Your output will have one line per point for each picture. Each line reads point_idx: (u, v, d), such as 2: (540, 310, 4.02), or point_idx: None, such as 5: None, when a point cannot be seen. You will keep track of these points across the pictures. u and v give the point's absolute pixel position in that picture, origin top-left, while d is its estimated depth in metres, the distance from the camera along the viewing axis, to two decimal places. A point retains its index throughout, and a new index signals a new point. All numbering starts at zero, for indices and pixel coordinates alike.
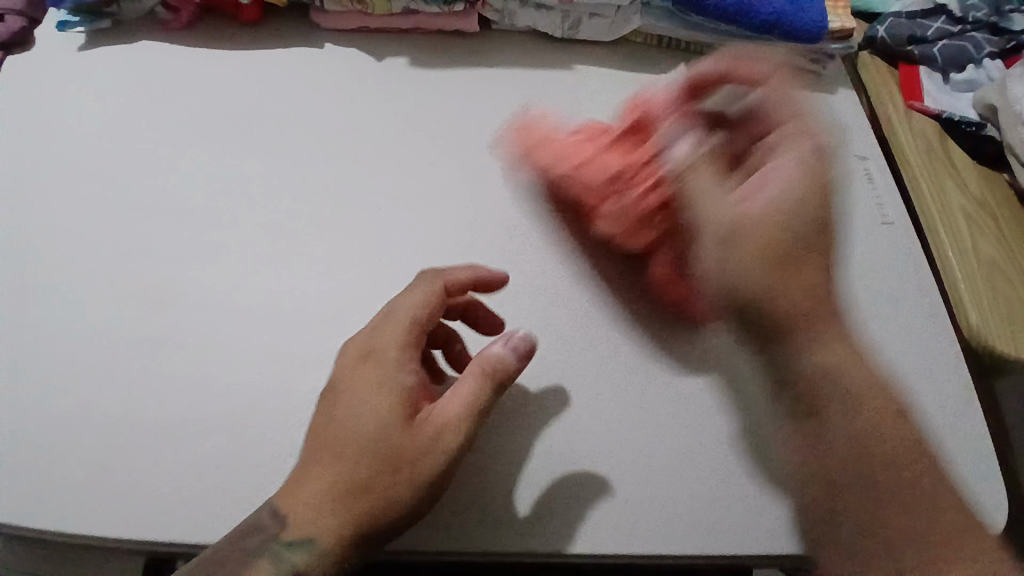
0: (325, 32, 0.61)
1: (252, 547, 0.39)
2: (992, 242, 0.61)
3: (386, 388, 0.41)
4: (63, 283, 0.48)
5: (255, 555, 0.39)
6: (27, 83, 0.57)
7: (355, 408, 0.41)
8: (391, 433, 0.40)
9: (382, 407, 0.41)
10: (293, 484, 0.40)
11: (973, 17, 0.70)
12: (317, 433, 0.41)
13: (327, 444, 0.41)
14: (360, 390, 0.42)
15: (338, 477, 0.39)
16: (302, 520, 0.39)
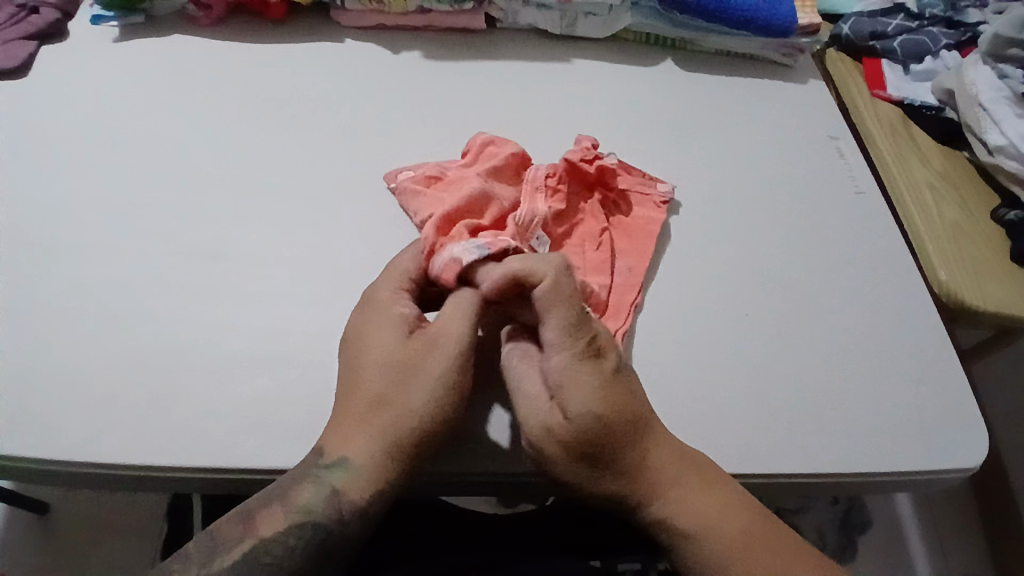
0: (350, 29, 0.69)
1: (294, 475, 0.43)
2: (954, 207, 0.68)
3: (388, 318, 0.46)
4: (118, 241, 0.54)
5: (300, 480, 0.42)
6: (81, 72, 0.64)
7: (366, 339, 0.45)
8: (396, 351, 0.44)
9: (383, 333, 0.45)
10: (327, 421, 0.44)
11: (928, 14, 0.79)
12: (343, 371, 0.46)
13: (347, 375, 0.45)
14: (365, 323, 0.46)
15: (360, 398, 0.43)
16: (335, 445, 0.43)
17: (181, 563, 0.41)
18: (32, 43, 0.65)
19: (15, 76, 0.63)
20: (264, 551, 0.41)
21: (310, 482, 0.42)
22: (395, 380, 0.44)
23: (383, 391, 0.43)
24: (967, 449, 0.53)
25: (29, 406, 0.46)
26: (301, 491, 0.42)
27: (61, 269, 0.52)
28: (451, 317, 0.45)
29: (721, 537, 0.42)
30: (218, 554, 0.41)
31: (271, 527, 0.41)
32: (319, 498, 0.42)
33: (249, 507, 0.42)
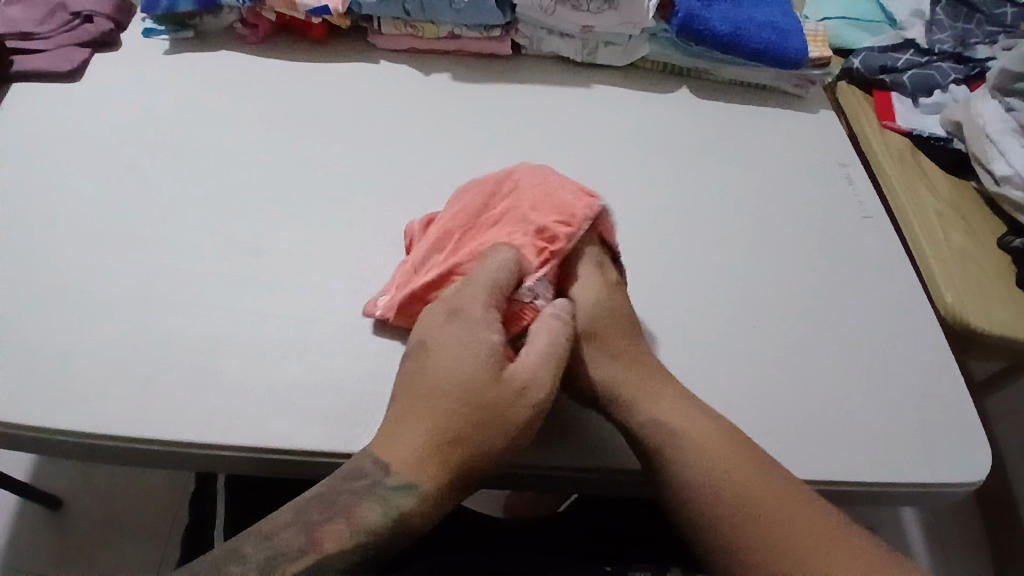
0: (385, 52, 0.74)
1: (361, 490, 0.42)
2: (960, 233, 0.71)
3: (472, 349, 0.44)
4: (160, 236, 0.57)
5: (363, 498, 0.42)
6: (132, 83, 0.69)
7: (442, 364, 0.44)
8: (488, 387, 0.43)
9: (473, 362, 0.44)
10: (394, 435, 0.43)
11: (938, 49, 0.82)
12: (408, 389, 0.45)
13: (426, 395, 0.44)
14: (454, 344, 0.45)
15: (437, 424, 0.43)
16: (410, 472, 0.42)
17: (239, 566, 0.39)
18: (85, 51, 0.70)
19: (66, 81, 0.69)
20: (328, 565, 0.40)
21: (380, 500, 0.42)
22: (481, 413, 0.43)
23: (468, 425, 0.42)
24: (971, 465, 0.54)
25: (76, 382, 0.49)
26: (371, 508, 0.41)
27: (110, 259, 0.56)
28: (539, 354, 0.45)
29: (706, 439, 0.46)
30: (278, 559, 0.40)
31: (335, 537, 0.41)
32: (388, 519, 0.41)
33: (309, 513, 0.41)
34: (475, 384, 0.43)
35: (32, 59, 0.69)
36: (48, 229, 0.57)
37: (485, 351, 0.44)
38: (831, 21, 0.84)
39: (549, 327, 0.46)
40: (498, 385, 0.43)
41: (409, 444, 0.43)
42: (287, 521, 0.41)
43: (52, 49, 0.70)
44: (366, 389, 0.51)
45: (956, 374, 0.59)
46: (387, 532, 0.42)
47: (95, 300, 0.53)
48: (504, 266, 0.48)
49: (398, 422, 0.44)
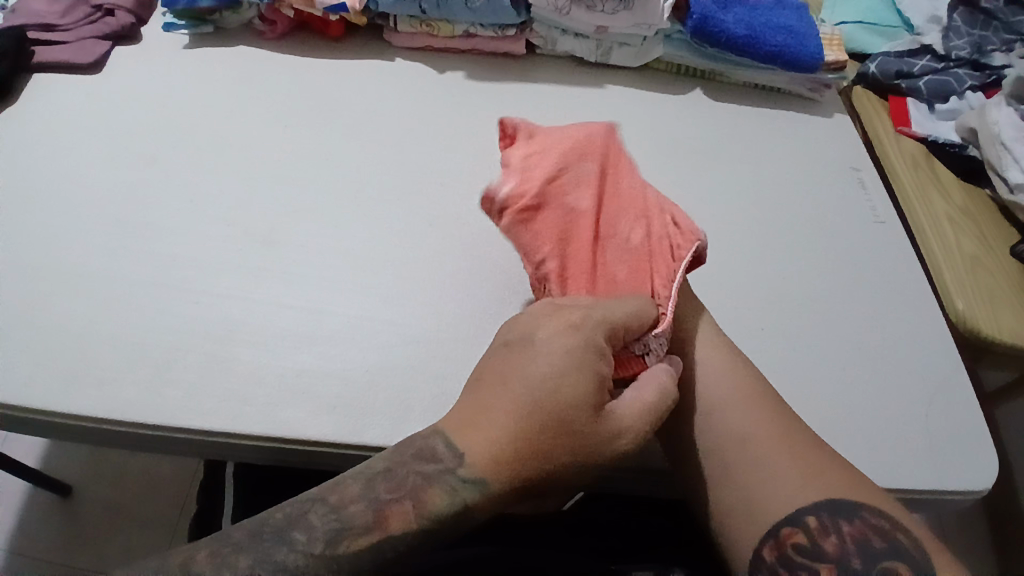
0: (401, 49, 0.75)
1: (431, 474, 0.42)
2: (973, 241, 0.70)
3: (584, 369, 0.43)
4: (176, 226, 0.58)
5: (432, 481, 0.42)
6: (152, 76, 0.70)
7: (546, 372, 0.42)
8: (583, 417, 0.42)
9: (575, 383, 0.42)
10: (476, 423, 0.43)
11: (955, 55, 0.81)
12: (502, 378, 0.43)
13: (516, 395, 0.42)
14: (557, 356, 0.43)
15: (521, 433, 0.41)
16: (487, 469, 0.41)
17: (304, 533, 0.40)
18: (106, 44, 0.71)
19: (87, 74, 0.70)
20: (389, 545, 0.40)
21: (449, 488, 0.41)
22: (574, 438, 0.41)
23: (556, 448, 0.41)
24: (978, 472, 0.54)
25: (92, 365, 0.50)
26: (439, 493, 0.41)
27: (128, 247, 0.57)
28: (641, 405, 0.44)
29: (761, 432, 0.47)
30: (341, 532, 0.40)
31: (399, 518, 0.41)
32: (454, 510, 0.41)
33: (375, 488, 0.41)
34: (573, 405, 0.42)
35: (55, 51, 0.70)
36: (68, 217, 0.58)
37: (592, 382, 0.43)
38: (847, 25, 0.83)
39: (659, 385, 0.45)
40: (596, 420, 0.42)
41: (490, 440, 0.42)
42: (349, 493, 0.41)
43: (73, 41, 0.71)
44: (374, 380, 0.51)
45: (964, 381, 0.59)
46: (447, 521, 0.42)
47: (111, 286, 0.55)
48: (634, 315, 0.47)
49: (477, 417, 0.43)
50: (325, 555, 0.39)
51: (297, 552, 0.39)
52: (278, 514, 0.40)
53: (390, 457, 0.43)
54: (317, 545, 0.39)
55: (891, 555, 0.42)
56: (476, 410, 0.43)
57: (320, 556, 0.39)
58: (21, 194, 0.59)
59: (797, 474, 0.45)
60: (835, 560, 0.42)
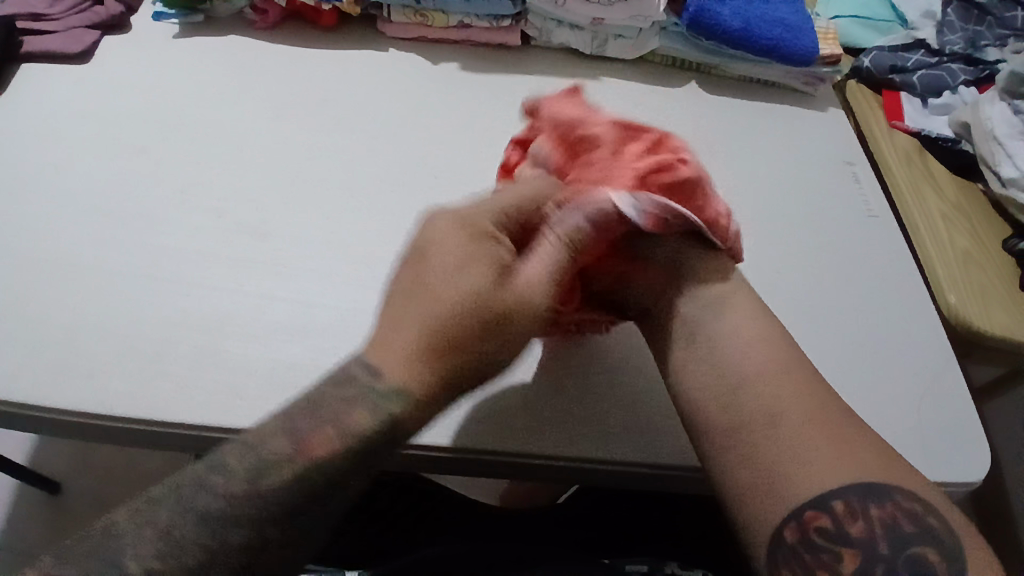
0: (395, 40, 0.74)
1: (351, 395, 0.40)
2: (965, 235, 0.71)
3: (484, 253, 0.44)
4: (165, 218, 0.57)
5: (353, 401, 0.40)
6: (142, 65, 0.69)
7: (446, 266, 0.43)
8: (484, 288, 0.42)
9: (477, 266, 0.43)
10: (389, 337, 0.41)
11: (949, 50, 0.81)
12: (414, 286, 0.43)
13: (428, 296, 0.42)
14: (455, 247, 0.43)
15: (434, 324, 0.41)
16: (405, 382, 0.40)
17: (222, 475, 0.38)
18: (95, 33, 0.70)
19: (75, 63, 0.68)
20: (313, 475, 0.38)
21: (372, 404, 0.39)
22: (485, 311, 0.42)
23: (470, 324, 0.41)
24: (968, 465, 0.54)
25: (81, 358, 0.50)
26: (365, 414, 0.39)
27: (116, 239, 0.56)
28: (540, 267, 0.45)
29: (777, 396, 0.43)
30: (266, 473, 0.38)
31: (325, 447, 0.39)
32: (379, 429, 0.39)
33: (302, 423, 0.39)
34: (485, 304, 0.42)
35: (42, 40, 0.68)
36: (55, 208, 0.57)
37: (489, 261, 0.43)
38: (841, 20, 0.83)
39: (559, 240, 0.47)
40: (500, 288, 0.43)
41: (404, 348, 0.41)
42: (277, 434, 0.39)
43: (61, 31, 0.69)
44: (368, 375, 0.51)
45: (955, 375, 0.59)
46: (374, 444, 0.40)
47: (100, 278, 0.54)
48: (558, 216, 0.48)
49: (405, 332, 0.41)
50: (244, 494, 0.37)
51: (215, 496, 0.37)
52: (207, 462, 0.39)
53: (320, 391, 0.41)
54: (240, 491, 0.37)
55: (921, 539, 0.38)
56: (392, 329, 0.42)
57: (239, 496, 0.37)
58: (7, 185, 0.58)
59: (815, 441, 0.41)
60: (860, 544, 0.39)
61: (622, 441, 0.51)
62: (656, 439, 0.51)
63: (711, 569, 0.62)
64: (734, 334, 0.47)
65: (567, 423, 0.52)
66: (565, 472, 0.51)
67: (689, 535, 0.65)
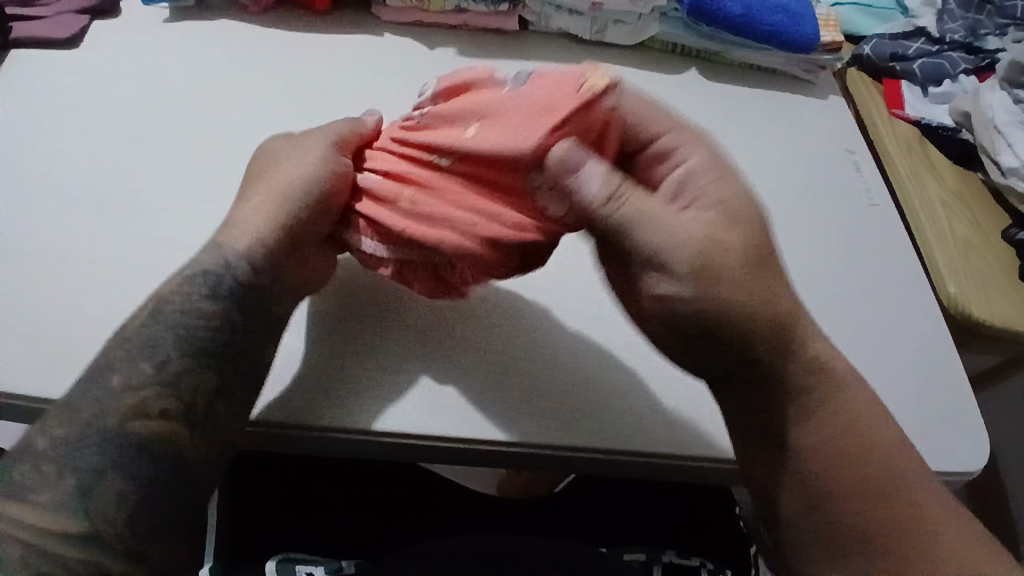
0: (390, 24, 0.73)
1: (211, 275, 0.46)
2: (965, 224, 0.71)
3: (321, 154, 0.49)
4: (157, 205, 0.56)
5: (200, 279, 0.46)
6: (132, 50, 0.67)
7: (296, 166, 0.49)
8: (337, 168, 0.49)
9: (328, 169, 0.49)
10: (237, 223, 0.48)
11: (950, 38, 0.81)
12: (263, 184, 0.50)
13: (274, 191, 0.49)
14: (311, 156, 0.50)
15: (276, 215, 0.48)
16: (241, 240, 0.47)
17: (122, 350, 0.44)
18: (84, 17, 0.69)
19: (64, 48, 0.67)
20: (192, 341, 0.45)
21: (224, 289, 0.46)
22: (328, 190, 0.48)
23: (312, 198, 0.48)
24: (968, 454, 0.54)
25: (72, 347, 0.49)
26: (201, 303, 0.46)
27: (107, 226, 0.55)
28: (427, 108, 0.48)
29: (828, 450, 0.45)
30: (126, 371, 0.43)
31: (177, 332, 0.45)
32: (220, 301, 0.46)
33: (162, 328, 0.45)
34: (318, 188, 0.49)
35: (31, 25, 0.67)
36: (45, 195, 0.56)
37: (330, 154, 0.49)
38: (843, 6, 0.82)
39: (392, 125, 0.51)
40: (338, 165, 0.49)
41: (251, 231, 0.48)
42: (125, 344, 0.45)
43: (51, 16, 0.68)
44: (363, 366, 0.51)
45: (956, 364, 0.59)
46: (218, 314, 0.46)
47: (90, 267, 0.53)
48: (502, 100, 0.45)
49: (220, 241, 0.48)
50: (139, 354, 0.44)
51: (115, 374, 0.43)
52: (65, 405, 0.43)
53: (138, 312, 0.46)
54: (123, 387, 0.42)
55: None
56: (230, 229, 0.48)
57: (137, 353, 0.44)
58: None
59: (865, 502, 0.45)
60: None
61: (609, 428, 0.50)
62: (648, 428, 0.50)
63: (708, 559, 0.62)
64: (808, 394, 0.46)
65: (530, 407, 0.50)
66: (538, 459, 0.49)
67: (686, 525, 0.65)
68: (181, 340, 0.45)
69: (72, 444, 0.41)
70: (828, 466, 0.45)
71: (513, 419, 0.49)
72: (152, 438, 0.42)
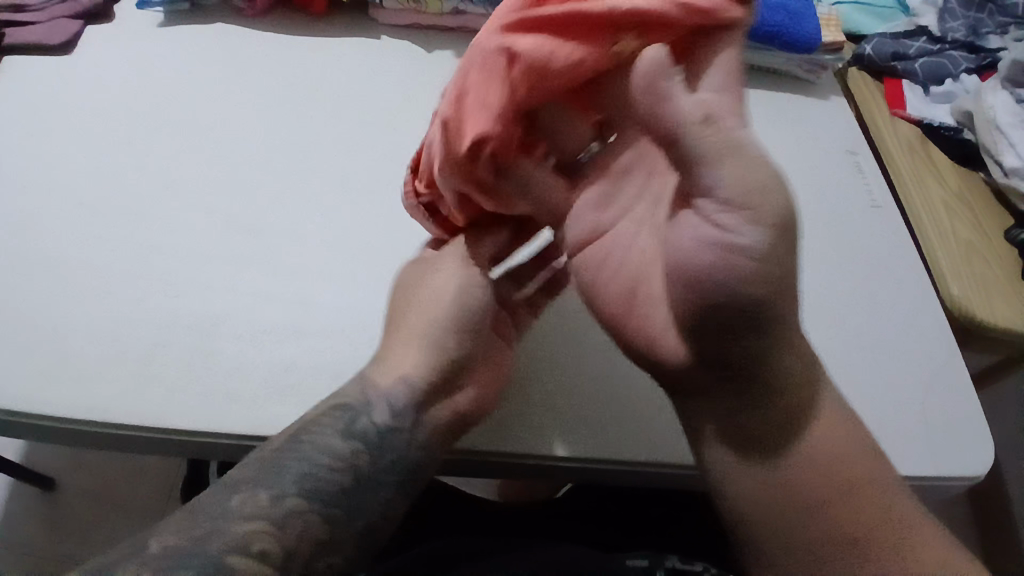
0: (388, 27, 0.72)
1: (347, 409, 0.47)
2: (967, 226, 0.70)
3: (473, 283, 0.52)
4: (153, 215, 0.56)
5: (345, 403, 0.47)
6: (127, 56, 0.66)
7: (443, 284, 0.52)
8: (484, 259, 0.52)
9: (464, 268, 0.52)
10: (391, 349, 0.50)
11: (950, 38, 0.81)
12: (420, 296, 0.51)
13: (428, 303, 0.50)
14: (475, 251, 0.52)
15: (415, 334, 0.50)
16: (392, 382, 0.48)
17: (272, 472, 0.43)
18: (78, 23, 0.67)
19: (58, 54, 0.66)
20: (327, 477, 0.44)
21: (361, 428, 0.46)
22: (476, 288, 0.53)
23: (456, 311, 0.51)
24: (973, 458, 0.54)
25: (67, 360, 0.48)
26: (334, 442, 0.45)
27: (103, 237, 0.54)
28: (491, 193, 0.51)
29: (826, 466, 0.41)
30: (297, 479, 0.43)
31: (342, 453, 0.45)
32: (352, 441, 0.46)
33: (312, 442, 0.44)
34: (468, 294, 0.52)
35: (24, 32, 0.66)
36: (40, 206, 0.55)
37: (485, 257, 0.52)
38: (843, 5, 0.81)
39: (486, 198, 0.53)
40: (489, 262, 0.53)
41: (400, 368, 0.49)
42: (288, 440, 0.44)
43: (44, 21, 0.67)
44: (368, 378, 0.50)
45: (960, 367, 0.59)
46: (349, 453, 0.46)
47: (84, 279, 0.52)
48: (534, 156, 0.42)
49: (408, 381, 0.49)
50: (282, 476, 0.43)
51: (257, 496, 0.41)
52: (225, 480, 0.43)
53: (320, 401, 0.47)
54: (257, 498, 0.41)
55: None
56: (389, 372, 0.49)
57: (284, 476, 0.43)
58: None
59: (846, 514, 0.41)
60: None
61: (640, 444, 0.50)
62: (675, 439, 0.50)
63: (711, 564, 0.61)
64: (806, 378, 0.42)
65: (539, 420, 0.50)
66: (546, 470, 0.50)
67: (689, 530, 0.64)
68: (307, 474, 0.43)
69: (225, 520, 0.40)
70: (807, 464, 0.42)
71: (522, 433, 0.50)
72: (286, 541, 0.41)
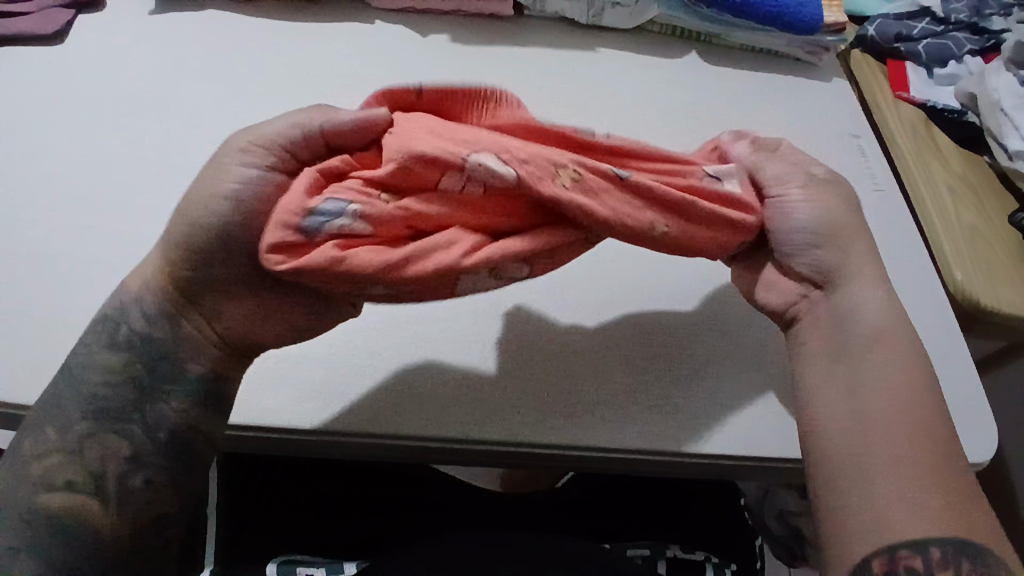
0: (380, 11, 0.70)
1: (120, 324, 0.45)
2: (971, 210, 0.69)
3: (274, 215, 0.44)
4: (144, 204, 0.55)
5: (115, 321, 0.45)
6: (117, 43, 0.65)
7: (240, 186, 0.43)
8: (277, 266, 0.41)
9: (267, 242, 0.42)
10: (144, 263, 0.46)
11: (954, 18, 0.79)
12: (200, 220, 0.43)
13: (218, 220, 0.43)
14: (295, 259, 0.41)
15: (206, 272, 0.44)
16: (146, 281, 0.45)
17: (59, 411, 0.43)
18: (68, 11, 0.66)
19: (49, 43, 0.65)
20: (113, 402, 0.44)
21: (124, 337, 0.45)
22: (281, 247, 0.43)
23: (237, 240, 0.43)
24: (977, 445, 0.53)
25: (59, 352, 0.47)
26: (107, 361, 0.44)
27: (93, 226, 0.53)
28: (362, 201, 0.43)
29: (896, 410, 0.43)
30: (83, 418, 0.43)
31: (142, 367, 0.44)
32: (119, 354, 0.44)
33: (92, 372, 0.44)
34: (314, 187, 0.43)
35: (13, 21, 0.65)
36: (29, 196, 0.55)
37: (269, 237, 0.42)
38: None
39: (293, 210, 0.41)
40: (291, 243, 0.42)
41: (144, 276, 0.45)
42: (63, 373, 0.44)
43: (34, 10, 0.66)
44: (379, 368, 0.50)
45: (965, 352, 0.58)
46: (120, 368, 0.44)
47: (74, 270, 0.51)
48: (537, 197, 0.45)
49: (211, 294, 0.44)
50: (86, 406, 0.43)
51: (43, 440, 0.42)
52: (23, 425, 0.44)
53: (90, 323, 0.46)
54: (53, 434, 0.43)
55: None
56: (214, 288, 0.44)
57: (87, 405, 0.43)
58: None
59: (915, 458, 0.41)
60: None
61: (652, 430, 0.50)
62: (683, 428, 0.50)
63: (712, 553, 0.61)
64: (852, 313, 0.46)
65: (538, 410, 0.49)
66: (546, 460, 0.49)
67: (691, 519, 0.64)
68: (82, 395, 0.44)
69: (26, 463, 0.42)
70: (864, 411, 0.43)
71: (519, 423, 0.49)
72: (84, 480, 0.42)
